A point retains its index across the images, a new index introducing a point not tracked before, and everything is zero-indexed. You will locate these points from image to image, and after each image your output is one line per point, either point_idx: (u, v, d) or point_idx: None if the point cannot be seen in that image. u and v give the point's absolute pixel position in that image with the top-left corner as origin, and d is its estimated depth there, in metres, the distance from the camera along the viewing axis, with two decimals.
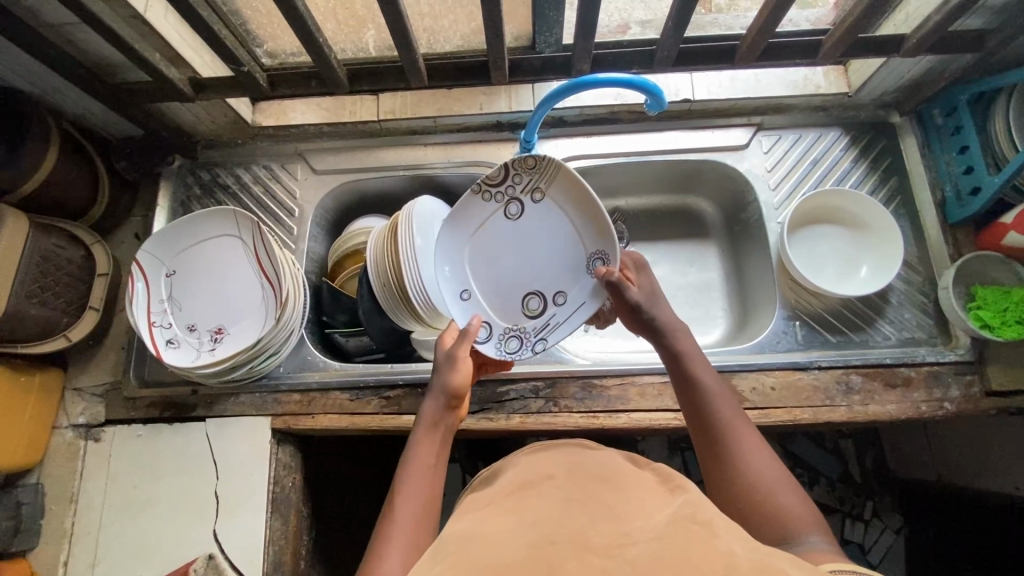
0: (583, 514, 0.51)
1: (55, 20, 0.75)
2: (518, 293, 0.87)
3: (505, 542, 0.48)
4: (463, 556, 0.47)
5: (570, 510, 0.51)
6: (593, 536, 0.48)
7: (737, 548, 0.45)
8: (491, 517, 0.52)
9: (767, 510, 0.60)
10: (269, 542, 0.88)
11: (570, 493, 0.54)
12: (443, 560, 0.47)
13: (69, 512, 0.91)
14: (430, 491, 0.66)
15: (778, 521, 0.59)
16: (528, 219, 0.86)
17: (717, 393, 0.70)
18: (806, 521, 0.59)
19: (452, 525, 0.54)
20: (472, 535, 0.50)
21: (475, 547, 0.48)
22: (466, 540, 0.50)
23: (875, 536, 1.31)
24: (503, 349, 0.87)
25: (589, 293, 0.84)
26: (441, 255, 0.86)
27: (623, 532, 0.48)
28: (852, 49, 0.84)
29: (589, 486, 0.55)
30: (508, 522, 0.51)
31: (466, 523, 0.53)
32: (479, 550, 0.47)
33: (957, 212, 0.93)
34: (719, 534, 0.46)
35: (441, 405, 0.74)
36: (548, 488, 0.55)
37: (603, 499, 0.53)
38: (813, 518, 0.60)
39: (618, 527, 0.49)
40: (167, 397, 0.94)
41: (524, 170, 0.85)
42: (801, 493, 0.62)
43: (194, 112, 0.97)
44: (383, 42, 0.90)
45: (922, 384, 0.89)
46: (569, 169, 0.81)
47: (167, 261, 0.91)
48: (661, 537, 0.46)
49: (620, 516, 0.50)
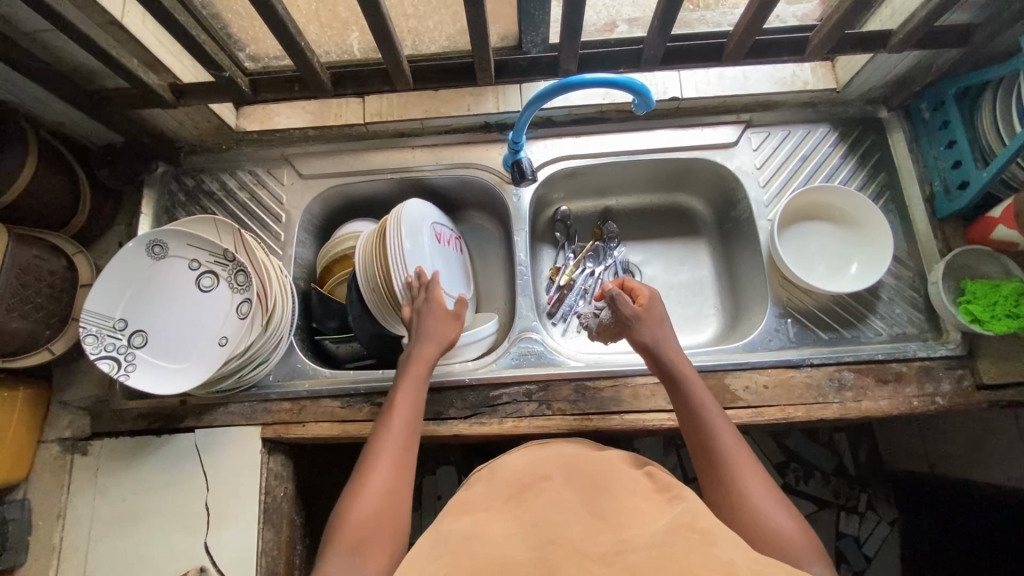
0: (580, 520, 0.53)
1: (30, 27, 0.73)
2: (197, 291, 0.89)
3: (505, 544, 0.51)
4: (464, 555, 0.49)
5: (568, 515, 0.54)
6: (590, 543, 0.50)
7: (736, 556, 0.46)
8: (492, 522, 0.55)
9: (766, 531, 0.60)
10: (262, 552, 0.87)
11: (567, 497, 0.56)
12: (443, 557, 0.50)
13: (57, 528, 0.89)
14: (412, 426, 0.73)
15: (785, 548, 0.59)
16: (145, 327, 0.86)
17: (714, 416, 0.71)
18: (808, 547, 0.59)
19: (449, 524, 0.55)
20: (471, 536, 0.52)
21: (473, 552, 0.50)
22: (469, 541, 0.51)
23: (870, 528, 1.32)
24: (234, 277, 0.89)
25: (109, 270, 0.84)
26: (184, 357, 0.86)
27: (619, 538, 0.51)
28: (840, 46, 0.84)
29: (587, 491, 0.58)
30: (507, 524, 0.54)
31: (466, 523, 0.54)
32: (478, 550, 0.50)
33: (945, 207, 0.93)
34: (719, 542, 0.48)
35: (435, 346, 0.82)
36: (546, 489, 0.58)
37: (599, 506, 0.55)
38: (814, 544, 0.60)
39: (614, 534, 0.51)
40: (157, 409, 0.93)
41: (99, 346, 0.82)
42: (795, 512, 0.63)
43: (176, 119, 0.95)
44: (367, 43, 0.89)
45: (914, 379, 0.89)
46: (95, 292, 0.83)
47: (93, 301, 0.83)
48: (658, 547, 0.48)
49: (616, 525, 0.53)
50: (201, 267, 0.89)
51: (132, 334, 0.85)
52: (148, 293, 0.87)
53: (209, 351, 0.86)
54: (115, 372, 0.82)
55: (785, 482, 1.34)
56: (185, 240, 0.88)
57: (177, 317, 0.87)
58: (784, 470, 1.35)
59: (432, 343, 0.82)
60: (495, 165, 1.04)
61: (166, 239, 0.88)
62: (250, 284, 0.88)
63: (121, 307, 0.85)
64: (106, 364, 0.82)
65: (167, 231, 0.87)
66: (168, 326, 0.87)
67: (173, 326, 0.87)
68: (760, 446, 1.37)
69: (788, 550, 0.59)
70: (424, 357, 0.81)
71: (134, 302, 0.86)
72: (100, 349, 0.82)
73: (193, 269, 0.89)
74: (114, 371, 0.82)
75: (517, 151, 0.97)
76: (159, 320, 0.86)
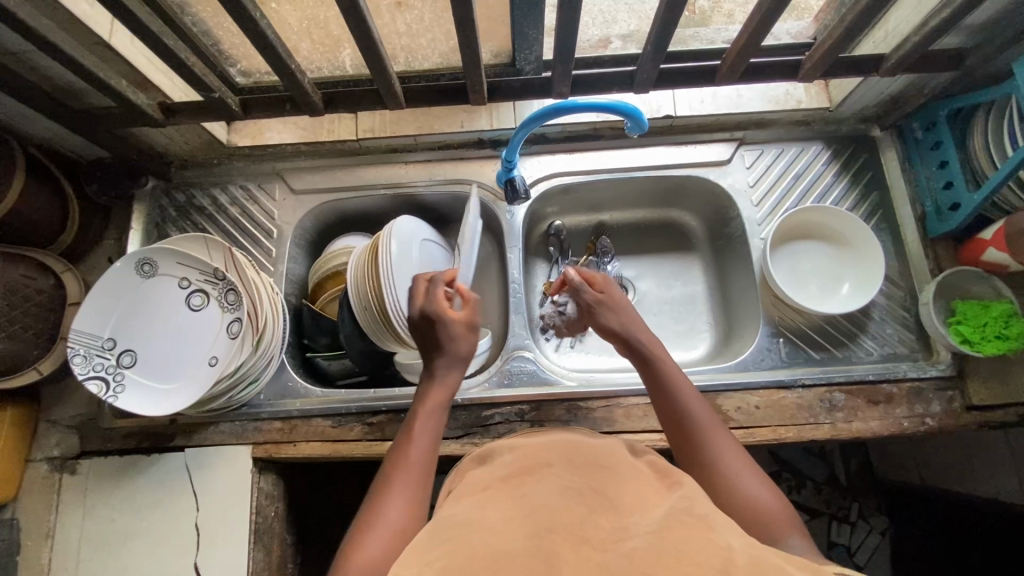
0: (581, 506, 0.52)
1: (15, 48, 0.72)
2: (187, 310, 0.88)
3: (501, 528, 0.48)
4: (460, 541, 0.47)
5: (567, 500, 0.52)
6: (591, 529, 0.49)
7: (735, 541, 0.46)
8: (486, 504, 0.53)
9: (748, 506, 0.61)
10: (253, 573, 0.87)
11: (567, 486, 0.55)
12: (435, 546, 0.47)
13: (46, 548, 0.89)
14: (430, 461, 0.67)
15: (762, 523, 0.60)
16: (133, 347, 0.85)
17: (689, 395, 0.71)
18: (786, 521, 0.60)
19: (445, 510, 0.54)
20: (466, 521, 0.50)
21: (467, 534, 0.48)
22: (462, 525, 0.49)
23: (863, 537, 1.32)
24: (224, 297, 0.89)
25: (97, 290, 0.83)
26: (173, 378, 0.85)
27: (619, 528, 0.49)
28: (833, 69, 0.84)
29: (587, 478, 0.56)
30: (502, 508, 0.51)
31: (461, 509, 0.52)
32: (473, 534, 0.47)
33: (936, 227, 0.93)
34: (716, 528, 0.48)
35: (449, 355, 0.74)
36: (548, 476, 0.56)
37: (602, 492, 0.55)
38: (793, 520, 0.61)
39: (618, 525, 0.50)
40: (147, 428, 0.92)
41: (87, 368, 0.81)
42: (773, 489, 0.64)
43: (166, 135, 0.94)
44: (359, 60, 0.88)
45: (904, 400, 0.90)
46: (82, 312, 0.82)
47: (80, 321, 0.82)
48: (658, 538, 0.47)
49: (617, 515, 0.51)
50: (191, 286, 0.88)
51: (121, 355, 0.84)
52: (137, 311, 0.86)
53: (199, 371, 0.86)
54: (105, 393, 0.81)
55: None
56: (175, 258, 0.87)
57: (166, 337, 0.87)
58: (776, 480, 1.35)
59: (454, 366, 0.75)
60: (488, 182, 1.03)
61: (155, 256, 0.87)
62: (240, 303, 0.88)
63: (109, 327, 0.84)
64: (96, 386, 0.82)
65: (157, 249, 0.86)
66: (157, 346, 0.86)
67: (162, 346, 0.86)
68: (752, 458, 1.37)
69: (769, 525, 0.60)
70: (445, 381, 0.74)
71: (123, 322, 0.85)
72: (88, 369, 0.82)
73: (183, 288, 0.88)
74: (103, 392, 0.82)
75: (509, 169, 0.97)
76: (148, 339, 0.86)
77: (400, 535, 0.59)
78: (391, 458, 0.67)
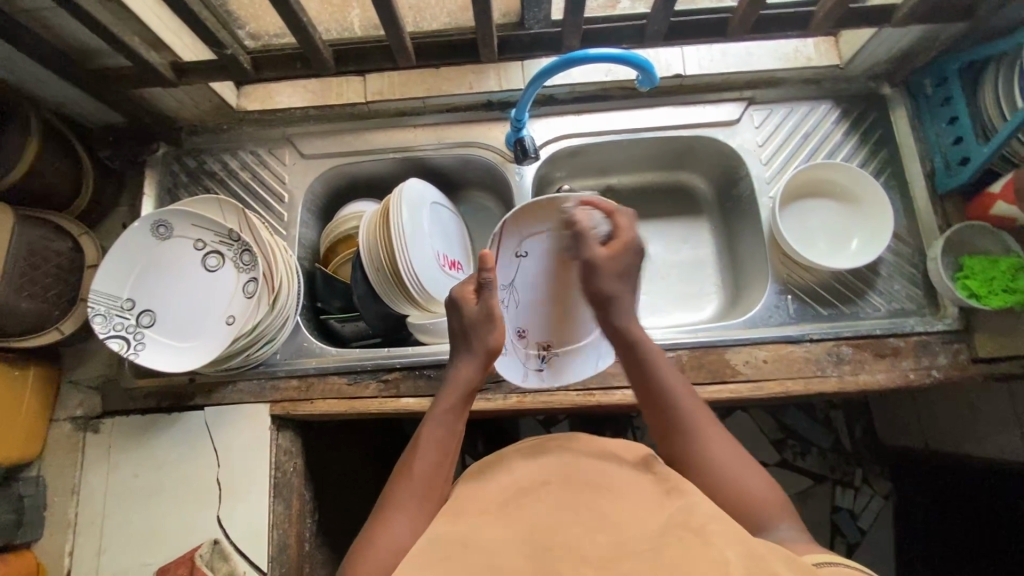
0: (576, 523, 0.57)
1: (30, 5, 0.73)
2: (204, 270, 0.89)
3: (502, 550, 0.54)
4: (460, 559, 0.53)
5: (564, 518, 0.57)
6: (588, 547, 0.54)
7: (731, 555, 0.50)
8: (488, 518, 0.58)
9: (739, 499, 0.64)
10: (274, 525, 0.89)
11: (565, 506, 0.59)
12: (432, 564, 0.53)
13: (72, 503, 0.91)
14: (436, 475, 0.67)
15: (750, 507, 0.63)
16: (152, 306, 0.86)
17: (668, 376, 0.72)
18: (776, 505, 0.64)
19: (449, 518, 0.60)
20: (467, 540, 0.56)
21: (472, 557, 0.54)
22: (463, 545, 0.55)
23: (865, 501, 1.34)
24: (238, 260, 0.90)
25: (114, 251, 0.84)
26: (192, 337, 0.87)
27: (618, 543, 0.54)
28: (844, 20, 0.84)
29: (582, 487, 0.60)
30: (502, 529, 0.57)
31: (464, 520, 0.58)
32: (471, 556, 0.53)
33: (945, 182, 0.94)
34: (714, 541, 0.51)
35: (478, 364, 0.75)
36: (546, 494, 0.61)
37: (602, 498, 0.59)
38: (782, 501, 0.64)
39: (613, 537, 0.55)
40: (167, 388, 0.94)
41: (108, 327, 0.83)
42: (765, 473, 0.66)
43: (177, 98, 0.95)
44: (368, 20, 0.89)
45: (911, 353, 0.91)
46: (100, 271, 0.83)
47: (99, 282, 0.83)
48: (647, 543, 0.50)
49: (614, 526, 0.56)
50: (207, 247, 0.90)
51: (140, 316, 0.85)
52: (154, 272, 0.87)
53: (216, 329, 0.87)
54: (127, 350, 0.83)
55: (783, 458, 1.36)
56: (190, 218, 0.88)
57: (183, 298, 0.88)
58: (781, 446, 1.37)
59: (475, 361, 0.75)
60: (497, 144, 1.04)
61: (170, 219, 0.88)
62: (256, 264, 0.89)
63: (127, 287, 0.86)
64: (115, 344, 0.83)
65: (174, 211, 0.87)
66: (176, 306, 0.87)
67: (180, 306, 0.88)
68: (757, 424, 1.38)
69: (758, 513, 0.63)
70: (468, 374, 0.75)
71: (141, 282, 0.87)
72: (108, 329, 0.83)
73: (198, 250, 0.90)
74: (124, 349, 0.83)
75: (518, 129, 0.97)
76: (166, 300, 0.87)
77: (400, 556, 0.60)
78: (398, 467, 0.68)
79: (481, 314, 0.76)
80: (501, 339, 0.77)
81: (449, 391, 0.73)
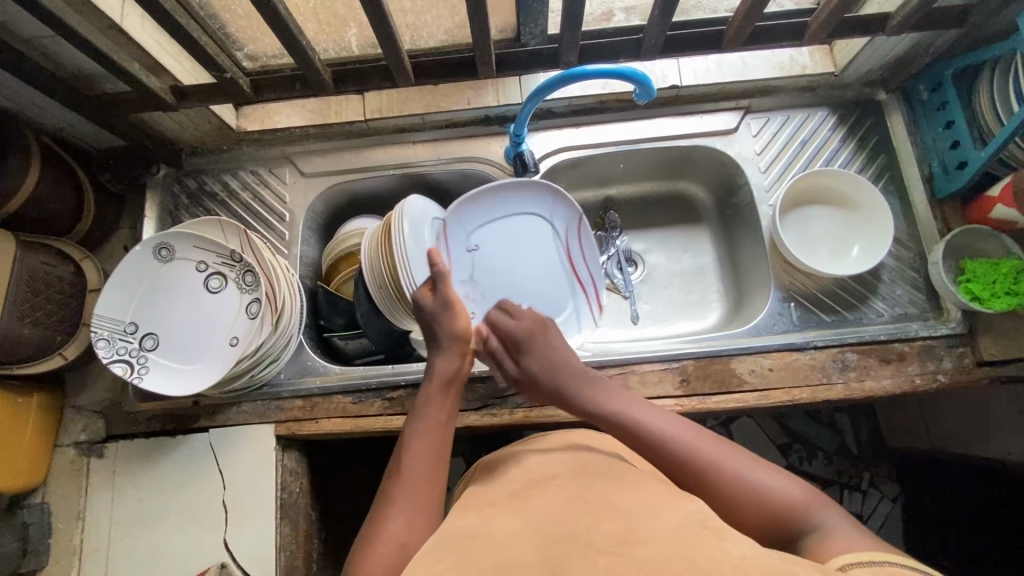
0: (584, 514, 0.54)
1: (30, 33, 0.73)
2: (208, 293, 0.89)
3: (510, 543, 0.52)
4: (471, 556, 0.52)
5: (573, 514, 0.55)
6: (596, 535, 0.51)
7: None
8: (493, 519, 0.57)
9: (773, 508, 0.60)
10: (281, 547, 0.89)
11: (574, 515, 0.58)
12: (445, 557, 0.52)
13: (77, 529, 0.91)
14: (431, 470, 0.65)
15: (787, 513, 0.59)
16: (156, 330, 0.86)
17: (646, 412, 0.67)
18: (803, 495, 0.60)
19: (456, 523, 0.59)
20: (477, 534, 0.55)
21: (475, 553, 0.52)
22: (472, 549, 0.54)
23: (874, 505, 1.33)
24: (240, 281, 0.89)
25: (118, 275, 0.85)
26: (195, 361, 0.86)
27: None
28: (838, 30, 0.85)
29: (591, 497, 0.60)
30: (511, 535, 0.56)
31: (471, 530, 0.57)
32: None
33: (944, 186, 0.94)
34: (728, 537, 0.49)
35: (451, 355, 0.77)
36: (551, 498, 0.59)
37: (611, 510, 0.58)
38: (805, 489, 0.61)
39: (624, 526, 0.52)
40: (169, 411, 0.94)
41: (112, 353, 0.83)
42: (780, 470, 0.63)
43: (177, 121, 0.95)
44: (365, 39, 0.89)
45: (916, 358, 0.91)
46: (104, 295, 0.84)
47: (104, 307, 0.84)
48: (670, 538, 0.49)
49: (628, 515, 0.54)
50: (210, 269, 0.90)
51: (143, 339, 0.85)
52: (158, 295, 0.87)
53: (221, 351, 0.87)
54: (129, 374, 0.83)
55: (790, 463, 1.36)
56: (193, 240, 0.88)
57: (186, 321, 0.88)
58: (787, 451, 1.37)
59: (449, 350, 0.77)
60: (497, 158, 1.04)
61: (172, 241, 0.88)
62: (258, 284, 0.88)
63: (132, 311, 0.86)
64: (118, 368, 0.83)
65: (177, 232, 0.88)
66: (179, 329, 0.87)
67: (182, 329, 0.87)
68: (763, 430, 1.38)
69: (789, 520, 0.59)
70: (444, 365, 0.76)
71: (144, 305, 0.86)
72: (112, 353, 0.83)
73: (201, 271, 0.89)
74: (127, 373, 0.83)
75: (518, 144, 0.97)
76: (169, 323, 0.87)
77: (405, 547, 0.58)
78: (393, 468, 0.67)
79: (438, 303, 0.78)
80: (466, 322, 0.79)
81: (431, 387, 0.74)
